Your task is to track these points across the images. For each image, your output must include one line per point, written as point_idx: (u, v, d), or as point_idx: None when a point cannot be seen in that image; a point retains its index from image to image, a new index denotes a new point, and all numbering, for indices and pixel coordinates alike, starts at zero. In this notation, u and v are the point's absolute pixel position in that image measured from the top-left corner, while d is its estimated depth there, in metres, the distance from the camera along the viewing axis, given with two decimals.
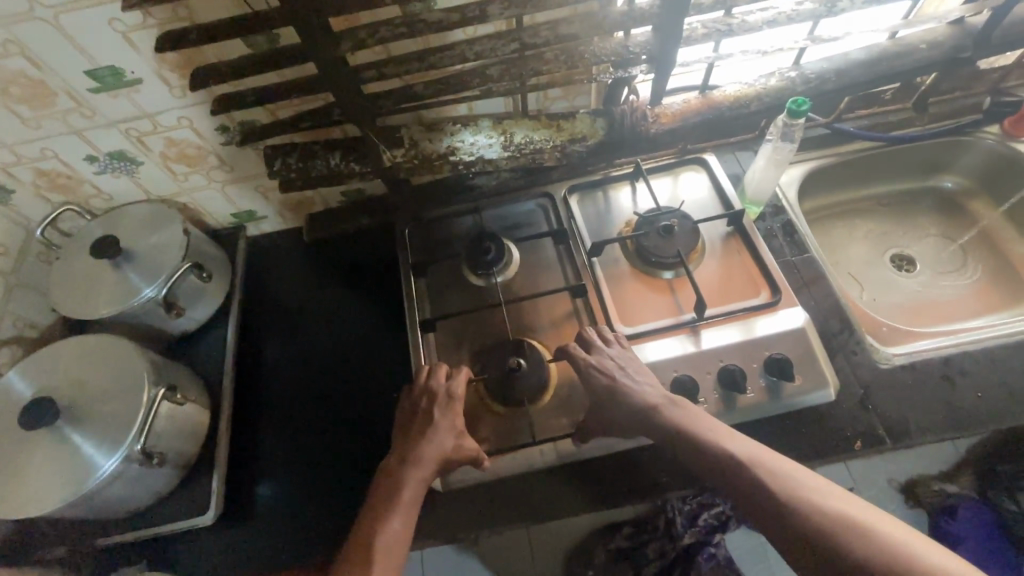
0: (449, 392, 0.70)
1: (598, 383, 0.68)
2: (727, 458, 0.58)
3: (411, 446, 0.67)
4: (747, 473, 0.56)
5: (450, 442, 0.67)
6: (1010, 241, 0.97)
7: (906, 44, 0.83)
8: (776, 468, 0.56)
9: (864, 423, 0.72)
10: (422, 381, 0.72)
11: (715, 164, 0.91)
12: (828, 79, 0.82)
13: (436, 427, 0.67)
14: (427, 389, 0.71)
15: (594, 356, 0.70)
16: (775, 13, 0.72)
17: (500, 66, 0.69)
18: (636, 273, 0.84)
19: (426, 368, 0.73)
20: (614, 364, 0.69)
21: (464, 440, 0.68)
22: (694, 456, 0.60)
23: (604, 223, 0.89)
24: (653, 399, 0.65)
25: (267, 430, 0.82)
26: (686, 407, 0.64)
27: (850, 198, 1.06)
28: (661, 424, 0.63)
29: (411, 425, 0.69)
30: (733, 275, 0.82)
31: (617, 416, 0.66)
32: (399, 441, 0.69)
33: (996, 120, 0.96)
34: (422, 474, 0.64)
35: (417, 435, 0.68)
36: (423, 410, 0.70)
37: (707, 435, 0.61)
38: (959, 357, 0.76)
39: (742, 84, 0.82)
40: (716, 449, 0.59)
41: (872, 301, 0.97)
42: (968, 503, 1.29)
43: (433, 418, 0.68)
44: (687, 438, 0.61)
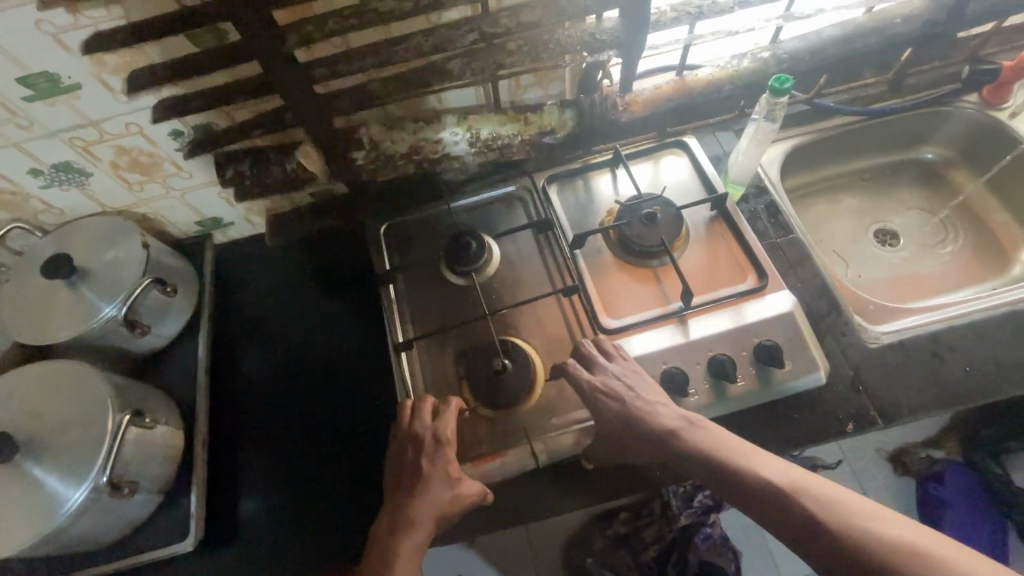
0: (438, 435, 0.67)
1: (606, 408, 0.66)
2: (768, 486, 0.55)
3: (405, 504, 0.63)
4: (793, 501, 0.53)
5: (448, 494, 0.64)
6: (992, 210, 0.97)
7: (878, 19, 0.80)
8: (826, 493, 0.53)
9: (855, 404, 0.72)
10: (407, 424, 0.69)
11: (696, 147, 0.89)
12: (802, 58, 0.79)
13: (426, 481, 0.64)
14: (415, 433, 0.68)
15: (597, 376, 0.68)
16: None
17: (461, 59, 0.65)
18: (621, 264, 0.81)
19: (410, 406, 0.70)
20: (623, 385, 0.67)
21: (461, 484, 0.65)
22: (735, 490, 0.57)
23: (586, 214, 0.86)
24: (671, 423, 0.63)
25: (251, 445, 0.79)
26: (709, 428, 0.62)
27: (831, 175, 1.05)
28: (684, 447, 0.61)
29: (401, 477, 0.66)
30: (718, 260, 0.80)
31: (632, 440, 0.64)
32: (392, 494, 0.66)
33: (974, 89, 0.94)
34: (421, 534, 0.61)
35: (409, 488, 0.64)
36: (413, 459, 0.66)
37: (739, 459, 0.58)
38: (947, 332, 0.75)
39: (716, 67, 0.79)
40: (756, 480, 0.56)
41: (859, 279, 0.97)
42: (952, 468, 1.34)
43: (423, 468, 0.65)
44: (720, 467, 0.58)
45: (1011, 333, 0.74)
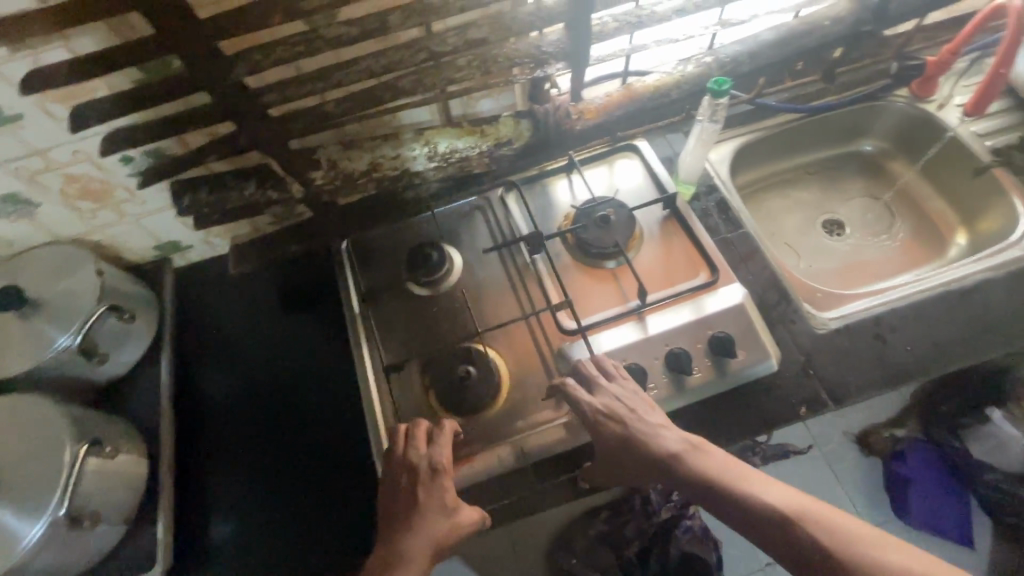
0: (435, 464, 0.65)
1: (609, 432, 0.65)
2: (772, 515, 0.55)
3: (399, 541, 0.61)
4: (799, 531, 0.54)
5: (445, 525, 0.62)
6: (928, 197, 1.03)
7: (809, 22, 0.77)
8: (826, 522, 0.54)
9: (808, 389, 0.75)
10: (399, 453, 0.67)
11: (646, 149, 0.92)
12: (743, 62, 0.78)
13: (421, 513, 0.62)
14: (409, 463, 0.65)
15: (599, 399, 0.67)
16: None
17: (412, 76, 0.65)
18: (580, 266, 0.83)
19: (403, 432, 0.68)
20: (627, 409, 0.66)
21: (459, 513, 0.63)
22: (741, 517, 0.57)
23: (544, 218, 0.88)
24: (674, 447, 0.63)
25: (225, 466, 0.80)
26: (712, 452, 0.62)
27: (778, 170, 1.09)
28: (688, 474, 0.61)
29: (396, 508, 0.64)
30: (672, 258, 0.83)
31: (634, 465, 0.64)
32: (387, 528, 0.63)
33: (904, 83, 1.00)
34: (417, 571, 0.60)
35: (403, 522, 0.63)
36: (408, 489, 0.64)
37: (742, 488, 0.58)
38: (888, 314, 0.79)
39: (663, 73, 0.78)
40: (763, 508, 0.56)
41: (810, 268, 1.01)
42: (915, 445, 1.40)
43: (418, 500, 0.63)
44: (725, 491, 0.58)
45: (948, 312, 0.79)
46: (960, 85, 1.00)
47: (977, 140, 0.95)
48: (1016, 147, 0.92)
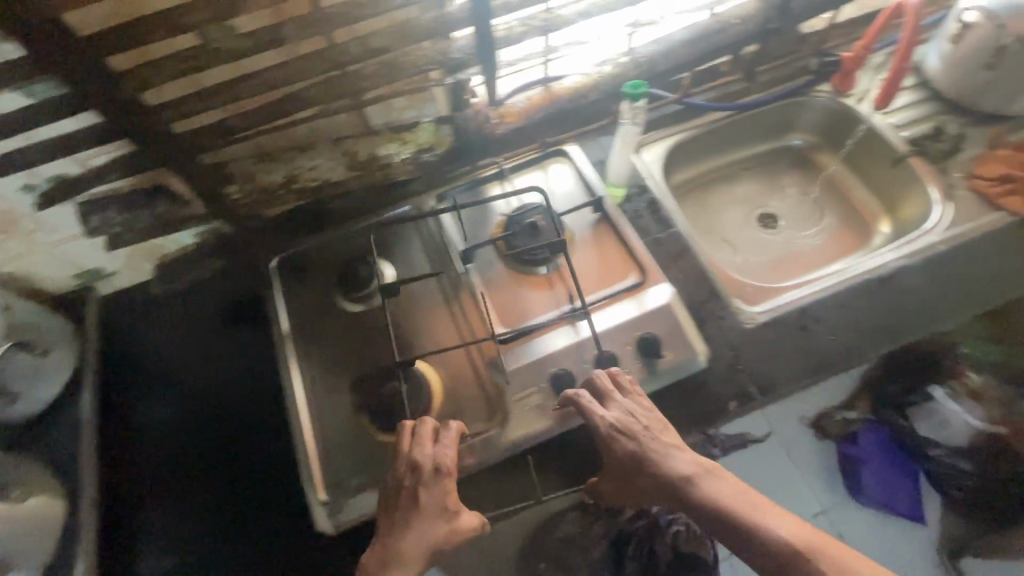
0: (440, 465, 0.62)
1: (620, 448, 0.65)
2: (784, 549, 0.57)
3: (398, 544, 0.59)
4: (810, 566, 0.55)
5: (443, 529, 0.60)
6: (853, 188, 1.07)
7: (718, 21, 0.78)
8: (839, 560, 0.55)
9: (738, 383, 0.77)
10: (404, 451, 0.64)
11: (577, 154, 0.91)
12: (659, 62, 0.78)
13: (420, 514, 0.60)
14: (414, 463, 0.62)
15: (611, 412, 0.66)
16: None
17: (318, 86, 0.64)
18: (513, 272, 0.83)
19: (409, 429, 0.65)
20: (640, 426, 0.66)
21: (459, 517, 0.61)
22: (751, 546, 0.58)
23: (479, 224, 0.87)
24: (686, 470, 0.63)
25: (165, 500, 0.85)
26: (723, 477, 0.64)
27: (713, 167, 1.11)
28: (700, 501, 0.61)
29: (395, 506, 0.62)
30: (604, 260, 0.83)
31: (646, 485, 0.65)
32: (384, 530, 0.61)
33: (825, 78, 1.03)
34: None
35: (399, 524, 0.60)
36: (410, 490, 0.61)
37: (755, 518, 0.59)
38: (813, 305, 0.81)
39: (582, 75, 0.78)
40: (775, 539, 0.57)
41: (745, 262, 1.03)
42: (867, 426, 1.44)
43: (418, 500, 0.61)
44: (740, 523, 0.59)
45: (869, 300, 0.81)
46: (879, 78, 1.04)
47: (894, 132, 0.98)
48: (929, 136, 0.96)
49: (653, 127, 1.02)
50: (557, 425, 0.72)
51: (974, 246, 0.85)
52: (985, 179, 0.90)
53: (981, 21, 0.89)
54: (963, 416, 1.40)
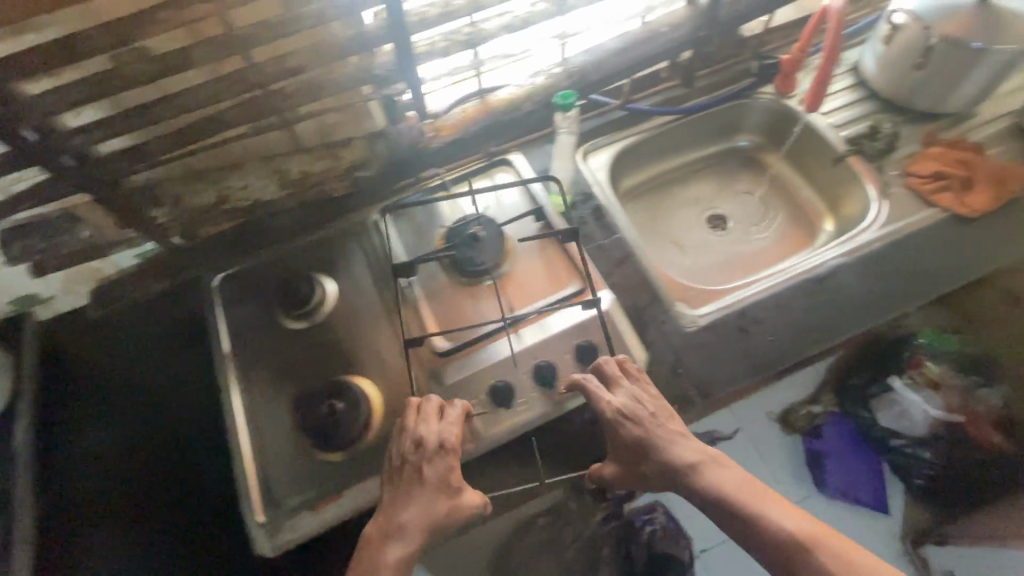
0: (444, 441, 0.66)
1: (626, 432, 0.68)
2: (787, 540, 0.56)
3: (397, 515, 0.61)
4: (813, 560, 0.54)
5: (446, 502, 0.63)
6: (798, 187, 1.08)
7: (648, 30, 0.78)
8: (843, 554, 0.54)
9: (678, 388, 0.78)
10: (410, 427, 0.67)
11: (519, 163, 0.92)
12: (589, 71, 0.78)
13: (423, 489, 0.63)
14: (418, 437, 0.66)
15: (617, 398, 0.69)
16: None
17: (237, 107, 0.63)
18: (457, 284, 0.83)
19: (416, 406, 0.69)
20: (646, 413, 0.69)
21: (461, 492, 0.65)
22: (750, 535, 0.58)
23: (422, 237, 0.87)
24: (689, 457, 0.65)
25: (92, 554, 0.77)
26: (728, 467, 0.64)
27: (663, 170, 1.12)
28: (704, 488, 0.63)
29: (400, 479, 0.65)
30: (547, 268, 0.84)
31: (650, 469, 0.67)
32: (389, 502, 0.64)
33: (767, 80, 1.04)
34: (407, 548, 0.59)
35: (403, 496, 0.63)
36: (414, 465, 0.65)
37: (758, 510, 0.59)
38: (751, 306, 0.83)
39: (515, 86, 0.79)
40: (775, 529, 0.57)
41: (694, 264, 1.04)
42: (832, 420, 1.41)
43: (422, 475, 0.64)
44: (743, 511, 0.59)
45: (807, 300, 0.83)
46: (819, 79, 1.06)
47: (834, 132, 1.00)
48: (866, 136, 0.98)
49: (599, 133, 1.02)
50: (503, 434, 0.73)
51: (941, 232, 0.87)
52: (919, 176, 0.91)
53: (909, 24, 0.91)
54: (920, 405, 1.36)
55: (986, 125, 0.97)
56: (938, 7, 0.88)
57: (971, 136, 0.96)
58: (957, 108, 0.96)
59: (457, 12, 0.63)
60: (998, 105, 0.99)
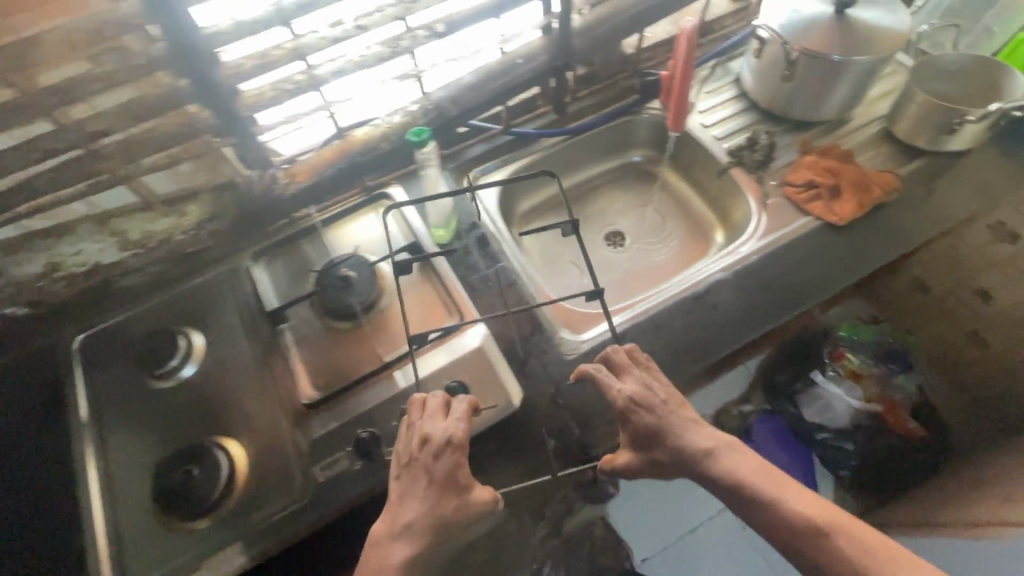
0: (453, 439, 0.60)
1: (638, 420, 0.65)
2: (802, 526, 0.54)
3: (402, 516, 0.57)
4: (830, 545, 0.53)
5: (453, 501, 0.58)
6: (690, 199, 1.10)
7: (503, 60, 0.78)
8: (859, 540, 0.52)
9: (559, 420, 0.77)
10: (416, 424, 0.62)
11: (397, 196, 0.91)
12: (445, 108, 0.78)
13: (429, 488, 0.58)
14: (424, 435, 0.60)
15: (628, 387, 0.67)
16: (311, 34, 0.61)
17: (48, 173, 0.60)
18: (331, 329, 0.80)
19: (420, 403, 0.64)
20: (657, 400, 0.66)
21: (469, 492, 0.59)
22: (762, 520, 0.57)
23: (297, 281, 0.85)
24: (705, 443, 0.63)
25: None
26: (744, 452, 0.62)
27: (560, 189, 1.12)
28: (716, 474, 0.61)
29: (407, 478, 0.59)
30: (424, 305, 0.82)
31: (663, 456, 0.64)
32: (394, 500, 0.59)
33: (650, 96, 1.04)
34: (406, 553, 0.55)
35: (407, 495, 0.58)
36: (421, 463, 0.59)
37: (770, 495, 0.57)
38: (631, 330, 0.83)
39: (368, 125, 0.77)
40: (787, 512, 0.55)
41: (594, 283, 1.04)
42: (763, 417, 1.48)
43: (431, 473, 0.59)
44: (755, 495, 0.58)
45: (686, 318, 0.83)
46: (703, 93, 1.08)
47: (717, 144, 1.02)
48: (746, 147, 0.99)
49: (485, 160, 1.00)
50: (376, 485, 0.69)
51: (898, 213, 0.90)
52: (795, 185, 0.93)
53: (774, 38, 0.92)
54: (844, 399, 1.34)
55: (858, 131, 1.00)
56: (799, 22, 0.89)
57: (845, 142, 0.98)
58: (829, 116, 0.99)
59: (272, 63, 0.60)
60: (868, 111, 1.02)
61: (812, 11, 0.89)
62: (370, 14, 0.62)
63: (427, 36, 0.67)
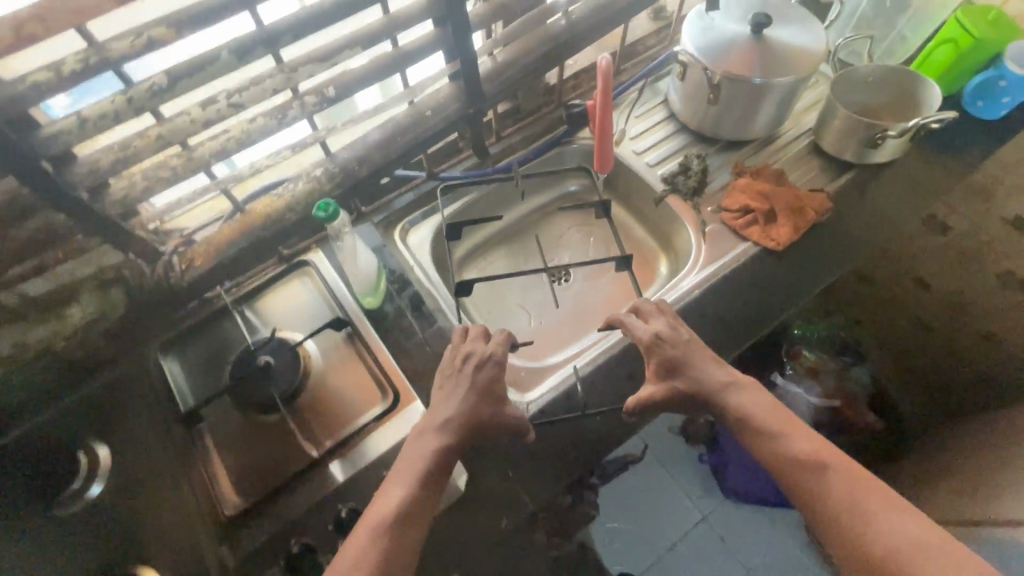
0: (495, 359, 0.72)
1: (664, 351, 0.73)
2: (798, 457, 0.62)
3: (451, 405, 0.67)
4: (823, 474, 0.60)
5: (488, 408, 0.68)
6: (631, 227, 1.07)
7: (412, 112, 0.72)
8: (848, 470, 0.60)
9: (512, 494, 0.74)
10: (459, 343, 0.75)
11: (319, 264, 0.85)
12: (354, 170, 0.71)
13: (465, 395, 0.68)
14: (468, 354, 0.72)
15: (655, 326, 0.75)
16: (181, 115, 0.54)
17: None
18: (254, 423, 0.73)
19: (463, 331, 0.76)
20: (681, 337, 0.75)
21: (500, 407, 0.69)
22: (765, 450, 0.64)
23: (214, 370, 0.77)
24: (724, 378, 0.70)
25: None
26: (758, 391, 0.70)
27: (496, 229, 1.07)
28: (728, 403, 0.68)
29: (451, 385, 0.70)
30: (352, 385, 0.76)
31: (690, 380, 0.71)
32: (436, 404, 0.69)
33: (579, 125, 1.00)
34: (444, 443, 0.64)
35: (448, 395, 0.69)
36: (464, 373, 0.70)
37: (771, 428, 0.65)
38: (577, 386, 0.80)
39: (268, 195, 0.70)
40: (786, 448, 0.63)
41: (542, 325, 0.99)
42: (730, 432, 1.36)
43: (478, 379, 0.70)
44: (762, 427, 0.65)
45: (635, 361, 0.82)
46: (633, 117, 1.05)
47: (650, 171, 1.00)
48: (680, 173, 0.96)
49: (415, 208, 0.96)
50: None
51: (851, 210, 0.93)
52: (730, 211, 0.91)
53: (694, 61, 0.89)
54: (803, 398, 1.29)
55: (788, 147, 0.99)
56: (716, 44, 0.86)
57: (775, 160, 0.98)
58: (759, 134, 0.97)
59: (135, 153, 0.52)
60: (795, 126, 1.01)
61: (729, 31, 0.87)
62: (244, 88, 0.55)
63: (318, 102, 0.60)
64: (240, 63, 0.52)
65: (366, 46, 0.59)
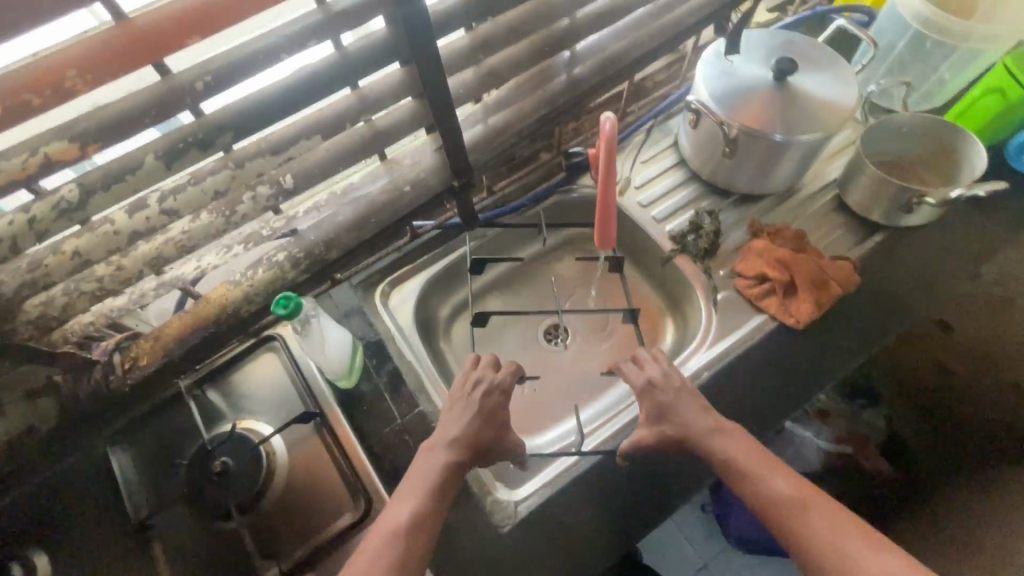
0: (501, 388, 0.71)
1: (664, 395, 0.70)
2: (787, 498, 0.59)
3: (456, 425, 0.66)
4: (812, 514, 0.57)
5: (490, 433, 0.67)
6: (636, 283, 0.98)
7: (389, 188, 0.63)
8: (834, 508, 0.57)
9: None
10: (467, 368, 0.73)
11: (289, 341, 0.77)
12: (322, 254, 0.63)
13: (469, 413, 0.67)
14: (477, 379, 0.71)
15: (648, 369, 0.73)
16: (102, 223, 0.45)
17: None
18: (210, 536, 0.65)
19: (474, 358, 0.74)
20: (680, 380, 0.71)
21: (503, 435, 0.68)
22: (754, 492, 0.61)
23: (166, 470, 0.68)
24: (709, 423, 0.67)
25: None
26: (744, 435, 0.67)
27: (489, 282, 0.99)
28: (718, 446, 0.65)
29: (460, 400, 0.69)
30: (321, 486, 0.68)
31: (694, 416, 0.68)
32: (444, 420, 0.68)
33: (580, 173, 0.92)
34: (451, 459, 0.64)
35: (451, 418, 0.68)
36: (473, 395, 0.69)
37: (759, 469, 0.62)
38: (573, 483, 0.72)
39: (226, 283, 0.62)
40: (772, 491, 0.60)
41: (536, 392, 0.90)
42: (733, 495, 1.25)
43: (488, 402, 0.68)
44: (750, 471, 0.62)
45: None
46: (640, 161, 0.96)
47: (656, 226, 0.91)
48: (690, 232, 0.87)
49: (400, 267, 0.88)
50: None
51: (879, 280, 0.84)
52: (745, 277, 0.83)
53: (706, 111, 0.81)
54: None
55: (810, 201, 0.90)
56: (735, 90, 0.77)
57: (796, 217, 0.88)
58: (779, 188, 0.88)
59: (49, 275, 0.45)
60: (819, 176, 0.92)
61: (749, 76, 0.77)
62: (180, 190, 0.47)
63: (271, 194, 0.51)
64: (169, 169, 0.44)
65: (328, 134, 0.51)
